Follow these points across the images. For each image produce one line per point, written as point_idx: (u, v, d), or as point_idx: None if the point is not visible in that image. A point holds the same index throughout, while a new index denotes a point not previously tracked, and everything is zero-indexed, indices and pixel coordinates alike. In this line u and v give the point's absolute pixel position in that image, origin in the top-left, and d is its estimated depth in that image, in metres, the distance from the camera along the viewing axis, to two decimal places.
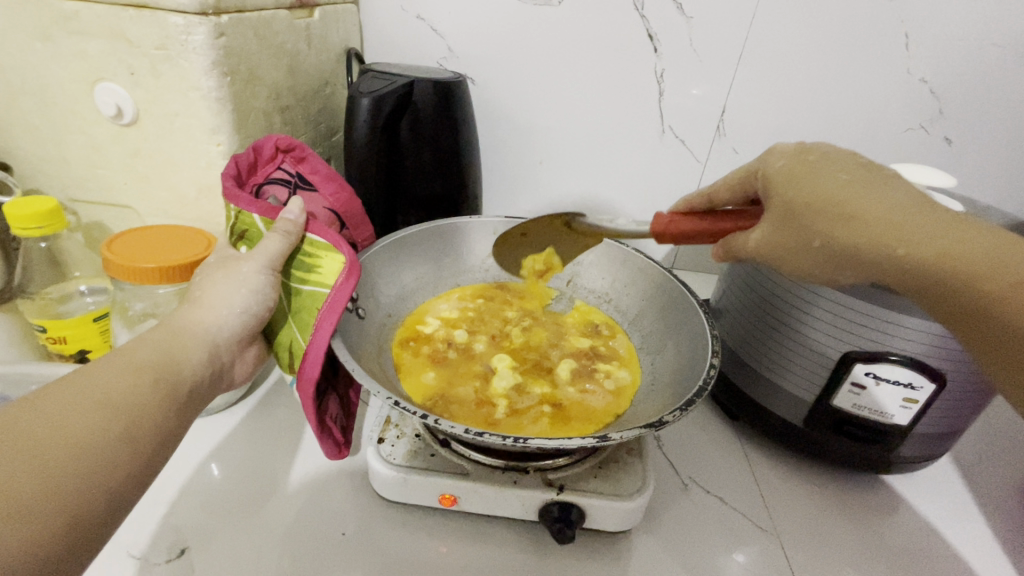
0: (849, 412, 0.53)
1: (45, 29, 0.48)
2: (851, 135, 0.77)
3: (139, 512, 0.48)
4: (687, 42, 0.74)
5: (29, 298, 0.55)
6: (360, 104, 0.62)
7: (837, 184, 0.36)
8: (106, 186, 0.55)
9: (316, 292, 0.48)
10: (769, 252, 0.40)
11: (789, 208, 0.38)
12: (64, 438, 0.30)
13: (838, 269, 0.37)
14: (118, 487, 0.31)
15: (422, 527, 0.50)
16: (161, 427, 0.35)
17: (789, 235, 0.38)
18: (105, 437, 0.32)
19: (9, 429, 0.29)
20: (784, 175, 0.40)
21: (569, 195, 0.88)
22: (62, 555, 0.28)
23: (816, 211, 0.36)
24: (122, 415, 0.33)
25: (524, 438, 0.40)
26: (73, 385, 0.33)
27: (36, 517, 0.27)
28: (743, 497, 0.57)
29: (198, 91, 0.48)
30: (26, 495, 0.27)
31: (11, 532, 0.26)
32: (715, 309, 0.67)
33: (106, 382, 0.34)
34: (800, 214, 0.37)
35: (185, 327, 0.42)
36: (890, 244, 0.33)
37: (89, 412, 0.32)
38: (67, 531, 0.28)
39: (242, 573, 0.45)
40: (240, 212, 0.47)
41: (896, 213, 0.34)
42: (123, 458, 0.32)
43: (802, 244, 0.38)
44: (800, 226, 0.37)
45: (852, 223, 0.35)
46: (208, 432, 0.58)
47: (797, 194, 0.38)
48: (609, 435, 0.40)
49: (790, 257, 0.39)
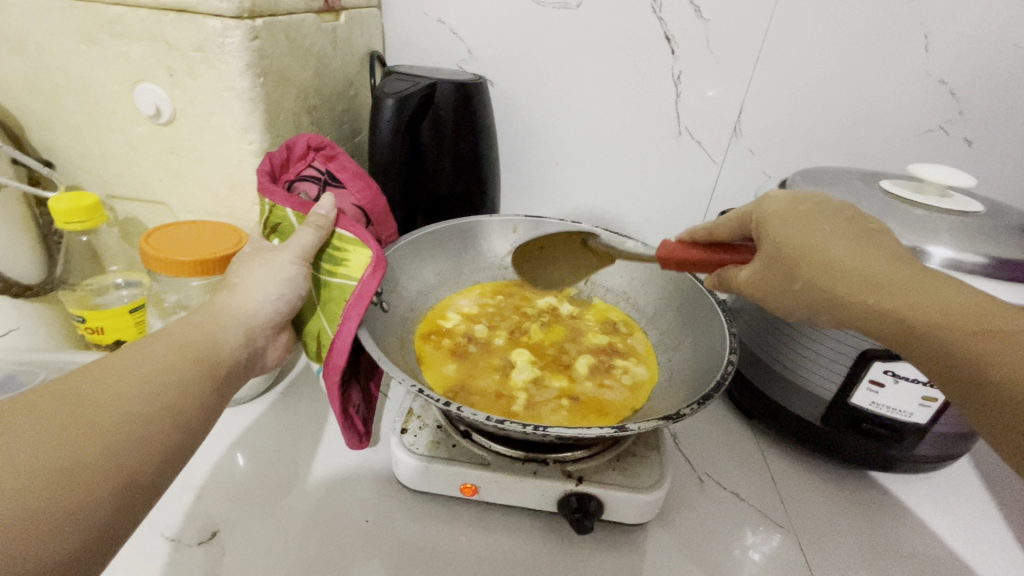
0: (867, 411, 0.53)
1: (90, 32, 0.50)
2: (871, 136, 0.77)
3: (171, 496, 0.50)
4: (704, 43, 0.75)
5: (71, 290, 0.57)
6: (385, 104, 0.64)
7: (824, 234, 0.39)
8: (142, 182, 0.58)
9: (344, 284, 0.49)
10: (755, 289, 0.43)
11: (779, 251, 0.40)
12: (119, 404, 0.32)
13: (815, 312, 0.39)
14: (165, 452, 0.33)
15: (442, 516, 0.51)
16: (205, 398, 0.37)
17: (775, 275, 0.41)
18: (155, 405, 0.34)
19: (71, 395, 0.31)
20: (777, 222, 0.42)
21: (586, 196, 0.89)
22: (116, 512, 0.30)
23: (801, 257, 0.39)
24: (169, 387, 0.35)
25: (544, 427, 0.41)
26: (126, 358, 0.35)
27: (93, 473, 0.29)
28: (760, 494, 0.57)
29: (233, 91, 0.50)
30: (86, 452, 0.29)
31: (75, 485, 0.28)
32: (732, 309, 0.68)
33: (153, 358, 0.36)
34: (789, 259, 0.39)
35: (224, 309, 0.44)
36: (864, 293, 0.35)
37: (140, 383, 0.34)
38: (120, 489, 0.30)
39: (269, 555, 0.46)
40: (274, 206, 0.50)
41: (871, 268, 0.36)
42: (170, 426, 0.34)
43: (783, 285, 0.40)
44: (788, 268, 0.39)
45: (830, 272, 0.37)
46: (235, 421, 0.60)
47: (787, 239, 0.40)
48: (627, 426, 0.41)
49: (772, 296, 0.41)
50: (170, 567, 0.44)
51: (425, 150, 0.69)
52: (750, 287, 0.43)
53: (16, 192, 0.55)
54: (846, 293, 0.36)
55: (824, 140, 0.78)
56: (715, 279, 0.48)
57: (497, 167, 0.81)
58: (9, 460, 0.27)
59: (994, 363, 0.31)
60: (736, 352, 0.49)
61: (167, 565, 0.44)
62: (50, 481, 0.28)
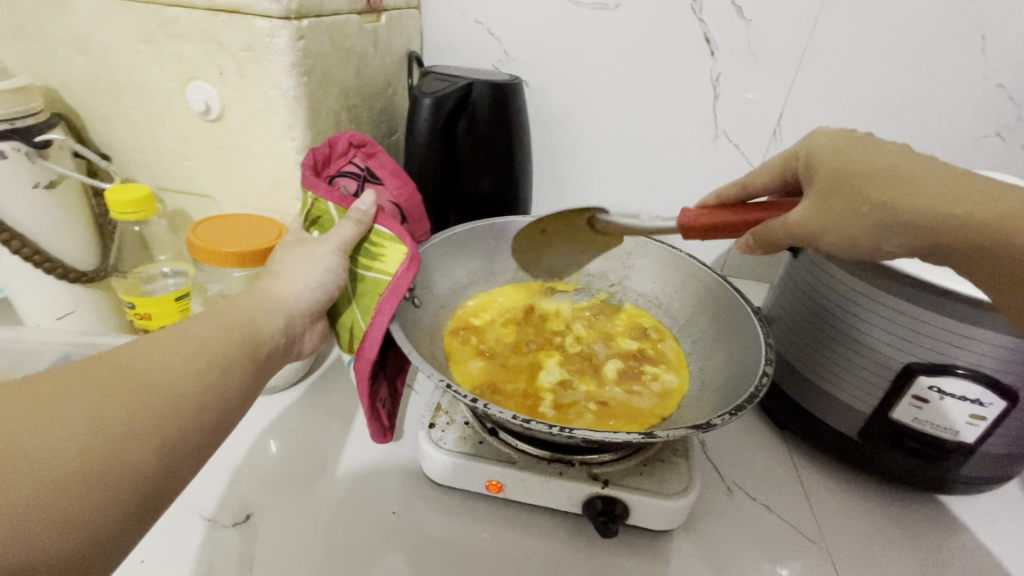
0: (909, 427, 0.51)
1: (148, 32, 0.53)
2: (920, 142, 0.74)
3: (208, 479, 0.52)
4: (744, 45, 0.73)
5: (122, 276, 0.59)
6: (422, 104, 0.65)
7: (884, 158, 0.38)
8: (191, 176, 0.60)
9: (379, 279, 0.51)
10: (817, 225, 0.41)
11: (836, 176, 0.40)
12: (168, 379, 0.34)
13: (891, 237, 0.38)
14: (208, 426, 0.35)
15: (466, 512, 0.52)
16: (245, 378, 0.39)
17: (843, 201, 0.39)
18: (201, 383, 0.35)
19: (126, 366, 0.33)
20: (828, 156, 0.41)
21: (619, 198, 0.88)
22: (159, 480, 0.31)
23: (874, 178, 0.38)
24: (215, 365, 0.37)
25: (570, 429, 0.41)
26: (174, 335, 0.37)
27: (144, 443, 0.31)
28: (791, 507, 0.56)
29: (278, 89, 0.52)
30: (138, 420, 0.31)
31: (126, 452, 0.30)
32: (767, 318, 0.66)
33: (200, 336, 0.38)
34: (856, 183, 0.38)
35: (267, 295, 0.46)
36: (952, 211, 0.36)
37: (187, 359, 0.36)
38: (166, 457, 0.32)
39: (298, 541, 0.47)
40: (316, 199, 0.51)
41: (947, 179, 0.37)
42: (212, 401, 0.35)
43: (855, 212, 0.39)
44: (851, 192, 0.39)
45: (904, 189, 0.37)
46: (269, 409, 0.62)
47: (843, 164, 0.40)
48: (655, 432, 0.41)
49: (842, 229, 0.39)
50: (209, 548, 0.46)
51: (459, 149, 0.70)
52: (807, 224, 0.41)
53: (76, 184, 0.58)
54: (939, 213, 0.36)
55: None
56: (753, 242, 0.46)
57: (530, 167, 0.81)
58: (67, 424, 0.29)
59: None
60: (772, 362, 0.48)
61: (204, 546, 0.46)
62: (105, 447, 0.29)
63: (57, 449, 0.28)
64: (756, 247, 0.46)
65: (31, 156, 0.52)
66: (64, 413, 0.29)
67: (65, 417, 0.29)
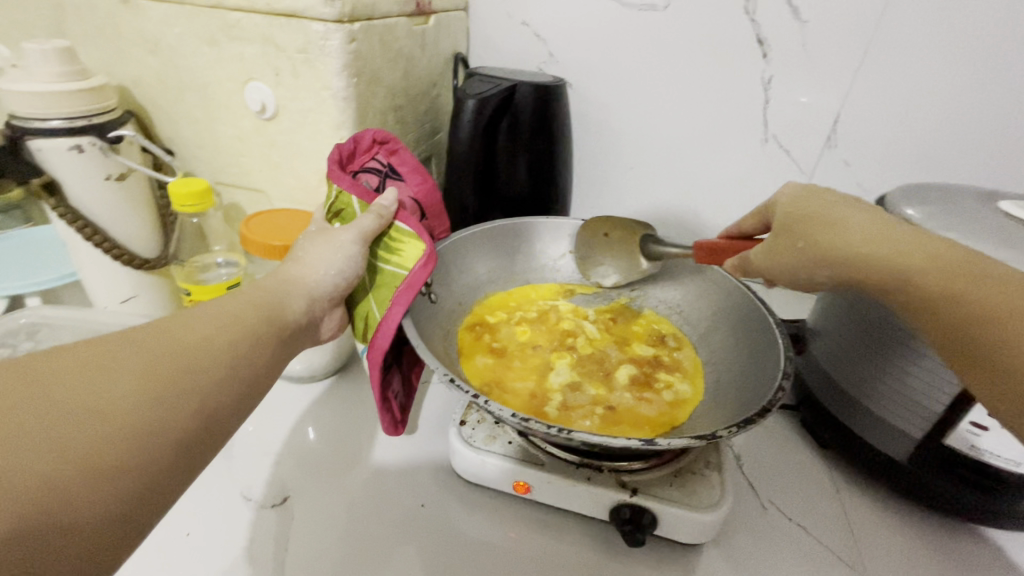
0: (965, 455, 0.48)
1: (211, 34, 0.55)
2: (989, 150, 0.69)
3: (252, 461, 0.55)
4: (799, 47, 0.71)
5: (181, 264, 0.62)
6: (466, 105, 0.66)
7: (821, 204, 0.44)
8: (246, 172, 0.63)
9: (396, 272, 0.51)
10: (768, 260, 0.46)
11: (786, 219, 0.46)
12: (203, 349, 0.36)
13: (820, 269, 0.42)
14: (239, 393, 0.36)
15: (493, 511, 0.52)
16: (271, 353, 0.40)
17: (783, 239, 0.45)
18: (233, 355, 0.37)
19: (165, 334, 0.35)
20: (787, 202, 0.47)
21: (661, 201, 0.87)
22: (194, 443, 0.33)
23: (805, 221, 0.44)
24: (244, 339, 0.39)
25: (567, 431, 0.41)
26: (205, 312, 0.39)
27: (184, 405, 0.33)
28: (828, 528, 0.53)
29: (330, 90, 0.54)
30: (178, 383, 0.33)
31: (169, 410, 0.32)
32: (810, 330, 0.64)
33: (231, 314, 0.40)
34: (792, 225, 0.45)
35: (292, 278, 0.46)
36: (862, 248, 0.39)
37: (219, 333, 0.38)
38: (203, 420, 0.34)
39: (330, 527, 0.49)
40: (341, 192, 0.52)
41: (870, 224, 0.40)
42: (242, 373, 0.37)
43: (793, 249, 0.44)
44: (792, 232, 0.44)
45: (827, 230, 0.42)
46: (309, 398, 0.64)
47: (796, 208, 0.46)
48: (657, 440, 0.41)
49: (783, 262, 0.45)
50: (248, 526, 0.49)
51: (500, 151, 0.71)
52: (762, 260, 0.47)
53: (143, 177, 0.61)
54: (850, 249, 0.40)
55: (933, 153, 0.71)
56: (737, 264, 0.51)
57: (570, 168, 0.81)
58: (117, 382, 0.31)
59: (954, 298, 0.35)
60: (789, 378, 0.46)
61: (244, 523, 0.49)
62: (151, 405, 0.31)
63: (112, 405, 0.30)
64: (737, 269, 0.52)
65: (104, 151, 0.56)
66: (115, 372, 0.31)
67: (115, 375, 0.31)
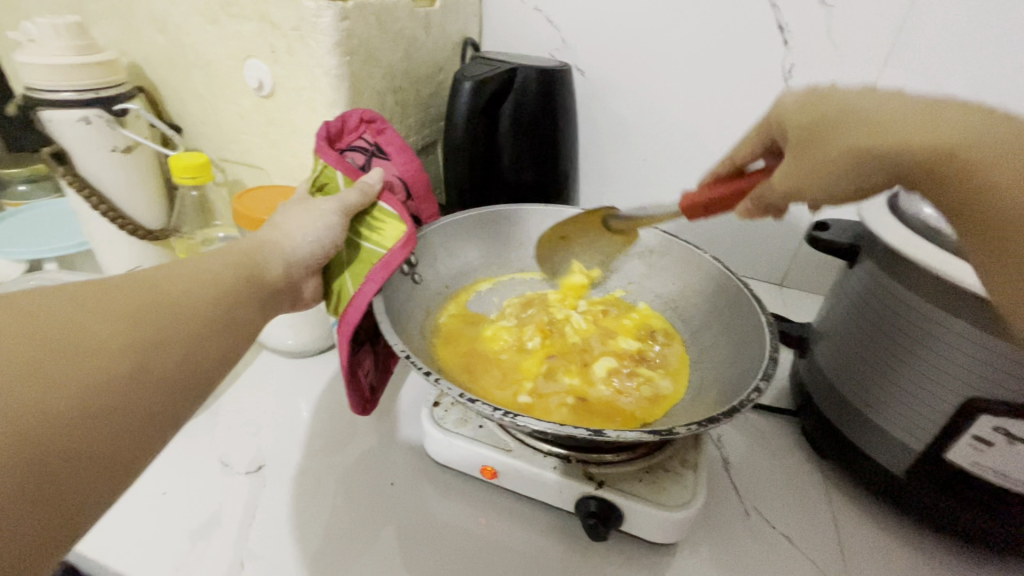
0: (968, 472, 0.44)
1: (214, 13, 0.57)
2: None
3: (235, 429, 0.56)
4: (824, 33, 0.67)
5: (181, 238, 0.65)
6: (462, 87, 0.66)
7: (842, 104, 0.36)
8: (248, 149, 0.65)
9: (374, 250, 0.52)
10: (797, 183, 0.38)
11: (805, 131, 0.38)
12: (192, 300, 0.37)
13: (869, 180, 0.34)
14: (224, 346, 0.37)
15: (462, 495, 0.52)
16: (252, 312, 0.41)
17: (812, 156, 0.37)
18: (216, 309, 0.38)
19: (152, 281, 0.36)
20: (794, 110, 0.40)
21: (673, 193, 0.84)
22: (186, 388, 0.34)
23: (837, 125, 0.36)
24: (227, 295, 0.40)
25: (515, 415, 0.40)
26: (187, 266, 0.39)
27: (176, 350, 0.34)
28: (816, 539, 0.50)
29: (322, 67, 0.55)
30: (169, 329, 0.34)
31: (164, 354, 0.33)
32: (814, 333, 0.60)
33: (214, 270, 0.41)
34: (819, 133, 0.37)
35: (267, 241, 0.47)
36: (918, 141, 0.31)
37: (203, 287, 0.38)
38: (194, 366, 0.34)
39: (299, 497, 0.50)
40: (326, 166, 0.53)
41: (929, 109, 0.32)
42: (223, 324, 0.38)
43: (833, 163, 0.36)
44: (822, 144, 0.37)
45: (869, 127, 0.34)
46: (299, 373, 0.65)
47: (807, 115, 0.38)
48: (606, 432, 0.39)
49: (822, 183, 0.37)
50: (222, 490, 0.50)
51: (500, 135, 0.70)
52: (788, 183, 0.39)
53: (149, 150, 0.64)
54: (899, 147, 0.32)
55: None
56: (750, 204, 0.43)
57: (577, 157, 0.80)
58: (110, 321, 0.31)
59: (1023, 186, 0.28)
60: (767, 379, 0.43)
61: (219, 486, 0.50)
62: (146, 346, 0.32)
63: (108, 344, 0.30)
64: (756, 210, 0.43)
65: (110, 123, 0.58)
66: (108, 311, 0.32)
67: (108, 315, 0.32)
